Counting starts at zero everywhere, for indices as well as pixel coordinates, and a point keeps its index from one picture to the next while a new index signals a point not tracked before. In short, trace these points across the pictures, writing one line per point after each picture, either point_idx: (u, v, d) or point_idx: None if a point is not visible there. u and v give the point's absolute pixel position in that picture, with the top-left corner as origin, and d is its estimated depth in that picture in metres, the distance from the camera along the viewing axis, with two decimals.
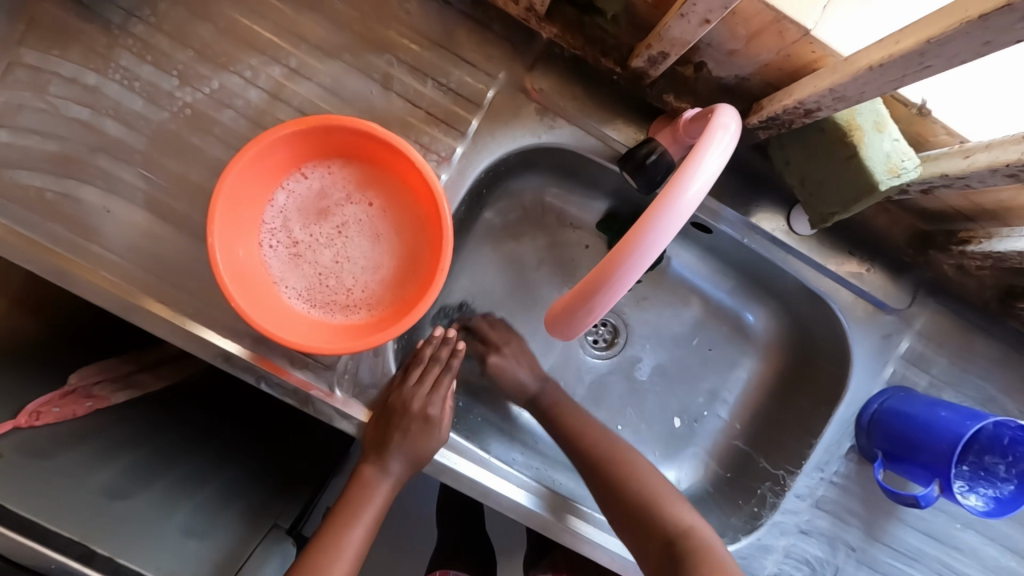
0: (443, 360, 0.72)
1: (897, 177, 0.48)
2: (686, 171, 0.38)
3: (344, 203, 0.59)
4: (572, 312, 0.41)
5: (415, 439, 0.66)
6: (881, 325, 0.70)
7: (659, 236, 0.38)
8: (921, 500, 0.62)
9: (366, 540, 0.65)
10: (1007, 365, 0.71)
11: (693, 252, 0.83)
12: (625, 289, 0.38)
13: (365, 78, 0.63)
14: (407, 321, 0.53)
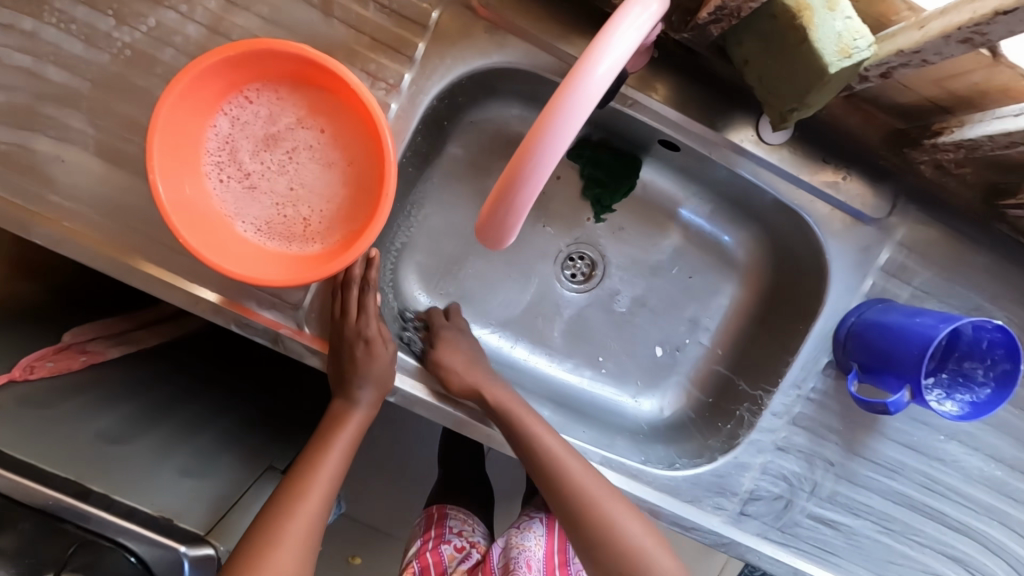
0: (365, 281, 0.67)
1: (849, 58, 0.43)
2: (591, 54, 0.35)
3: (294, 129, 0.59)
4: (501, 213, 0.39)
5: (364, 365, 0.65)
6: (859, 236, 0.68)
7: (567, 122, 0.36)
8: (890, 406, 0.60)
9: (339, 465, 0.66)
10: (994, 272, 0.68)
11: (667, 177, 0.80)
12: (537, 188, 0.37)
13: (304, 4, 0.61)
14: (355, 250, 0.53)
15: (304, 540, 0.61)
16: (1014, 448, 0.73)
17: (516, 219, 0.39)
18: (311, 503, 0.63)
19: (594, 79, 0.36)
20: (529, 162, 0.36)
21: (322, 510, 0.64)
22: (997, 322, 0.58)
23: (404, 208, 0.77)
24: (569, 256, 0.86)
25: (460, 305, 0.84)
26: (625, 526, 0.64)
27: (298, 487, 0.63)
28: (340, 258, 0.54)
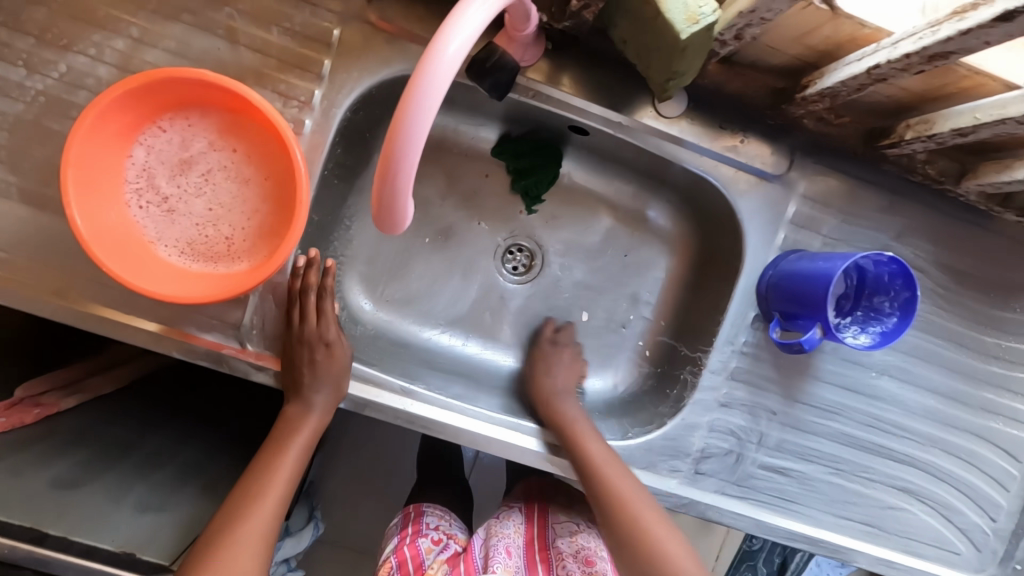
0: (313, 286, 0.69)
1: (697, 24, 0.46)
2: (443, 31, 0.37)
3: (206, 152, 0.62)
4: (389, 198, 0.41)
5: (320, 370, 0.67)
6: (766, 193, 0.72)
7: (426, 101, 0.38)
8: (805, 345, 0.65)
9: (294, 469, 0.67)
10: (896, 212, 0.73)
11: (589, 162, 0.84)
12: (411, 168, 0.39)
13: (210, 36, 0.63)
14: (274, 262, 0.56)
15: (258, 544, 0.61)
16: (945, 376, 0.76)
17: (404, 201, 0.42)
18: (266, 507, 0.63)
19: (449, 55, 0.38)
20: (396, 145, 0.38)
21: (276, 515, 0.64)
22: (891, 255, 0.62)
23: (339, 221, 0.79)
24: (509, 250, 0.88)
25: (409, 308, 0.85)
26: (618, 470, 0.68)
27: (252, 492, 0.64)
28: (264, 270, 0.57)
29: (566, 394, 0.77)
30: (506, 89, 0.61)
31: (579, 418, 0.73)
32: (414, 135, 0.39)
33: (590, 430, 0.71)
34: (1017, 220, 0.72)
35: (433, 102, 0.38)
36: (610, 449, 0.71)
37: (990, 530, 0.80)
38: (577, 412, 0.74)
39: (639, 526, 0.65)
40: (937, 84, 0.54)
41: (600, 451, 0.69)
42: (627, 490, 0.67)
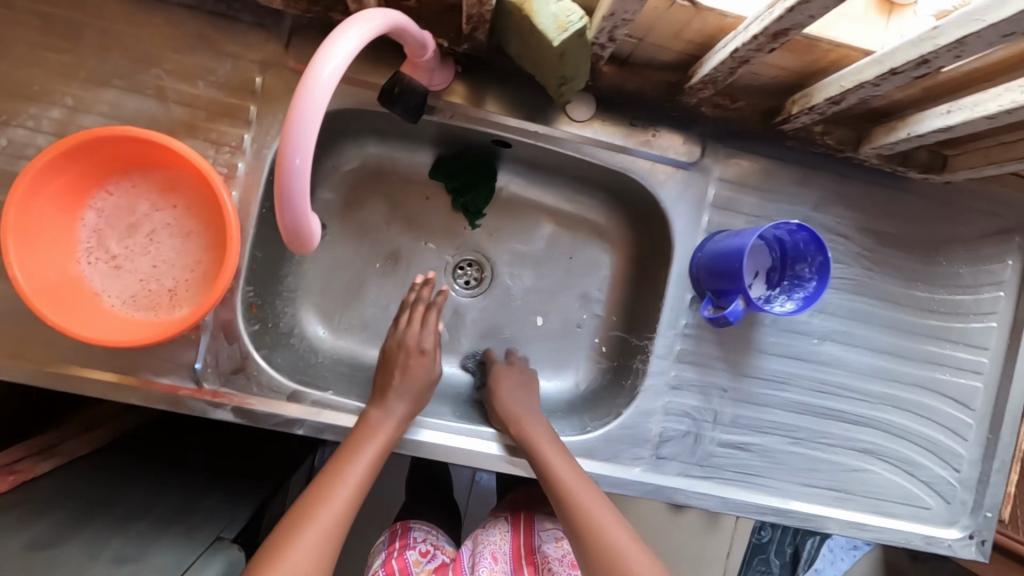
0: (427, 299, 0.80)
1: (567, 32, 0.51)
2: (318, 56, 0.41)
3: (151, 212, 0.65)
4: (292, 223, 0.44)
5: (409, 376, 0.72)
6: (684, 181, 0.76)
7: (307, 120, 0.41)
8: (729, 317, 0.69)
9: (365, 476, 0.65)
10: (811, 184, 0.76)
11: (523, 173, 0.88)
12: (306, 186, 0.42)
13: (141, 96, 0.67)
14: (212, 298, 0.59)
15: (320, 550, 0.59)
16: (884, 335, 0.79)
17: (308, 220, 0.45)
18: (330, 513, 0.61)
19: (325, 77, 0.42)
20: (286, 166, 0.41)
21: (343, 522, 0.61)
22: (797, 221, 0.66)
23: (287, 257, 0.82)
24: (459, 265, 0.91)
25: (366, 334, 0.88)
26: (582, 484, 0.67)
27: (320, 496, 0.62)
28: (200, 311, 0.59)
29: (530, 408, 0.75)
30: (418, 112, 0.65)
31: (542, 432, 0.72)
32: (298, 164, 0.42)
33: (551, 446, 0.70)
34: (923, 178, 0.75)
35: (315, 120, 0.42)
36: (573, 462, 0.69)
37: (955, 481, 0.81)
38: (542, 427, 0.72)
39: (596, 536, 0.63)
40: (810, 59, 0.58)
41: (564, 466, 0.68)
42: (589, 500, 0.65)
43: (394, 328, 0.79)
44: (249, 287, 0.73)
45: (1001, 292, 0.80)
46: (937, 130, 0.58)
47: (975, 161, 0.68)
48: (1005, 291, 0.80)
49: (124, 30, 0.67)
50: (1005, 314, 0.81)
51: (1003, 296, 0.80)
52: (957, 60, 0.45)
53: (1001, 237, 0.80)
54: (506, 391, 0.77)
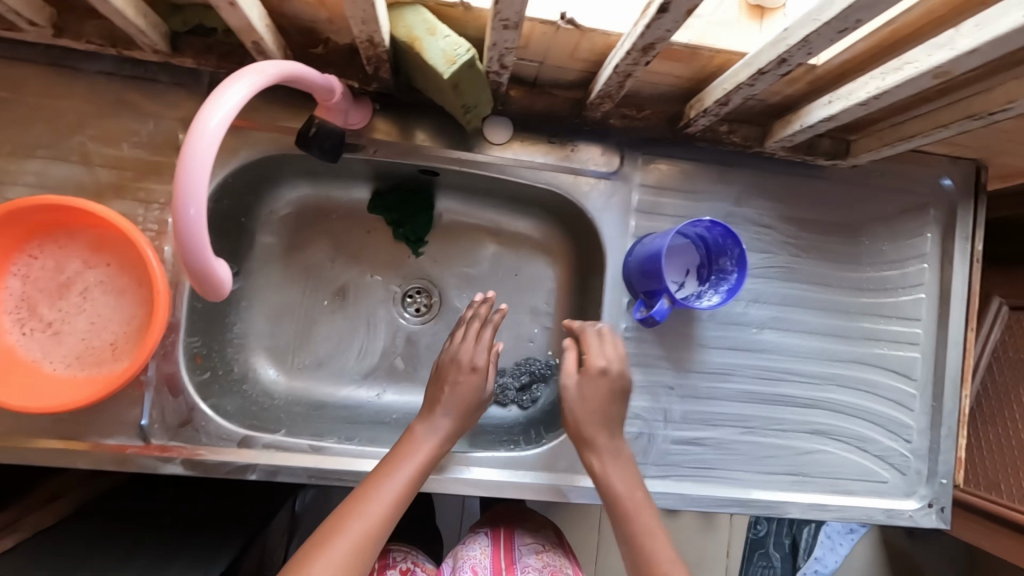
0: (484, 317, 0.76)
1: (456, 64, 0.54)
2: (205, 106, 0.43)
3: (82, 272, 0.66)
4: (199, 271, 0.46)
5: (460, 394, 0.71)
6: (608, 190, 0.78)
7: (195, 168, 0.43)
8: (656, 316, 0.72)
9: (403, 490, 0.64)
10: (729, 181, 0.79)
11: (459, 197, 0.90)
12: (203, 233, 0.44)
13: (67, 164, 0.69)
14: (149, 345, 0.61)
15: (351, 559, 0.58)
16: (818, 318, 0.82)
17: (213, 267, 0.47)
18: (365, 520, 0.60)
19: (213, 125, 0.44)
20: (178, 216, 0.43)
21: (377, 532, 0.60)
22: (710, 218, 0.69)
23: (232, 304, 0.83)
24: (408, 294, 0.92)
25: (320, 372, 0.88)
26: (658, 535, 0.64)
27: (355, 505, 0.61)
28: (136, 362, 0.60)
29: (614, 442, 0.70)
30: (335, 152, 0.68)
31: (625, 476, 0.68)
32: (194, 219, 0.44)
33: (634, 493, 0.67)
34: (833, 164, 0.79)
35: (205, 168, 0.43)
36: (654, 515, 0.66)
37: (907, 451, 0.83)
38: (622, 470, 0.68)
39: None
40: (697, 66, 0.62)
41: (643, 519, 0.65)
42: (658, 553, 0.62)
43: (449, 341, 0.76)
44: (193, 337, 0.74)
45: (925, 264, 0.84)
46: (823, 120, 0.62)
47: (872, 144, 0.71)
48: (928, 262, 0.84)
49: (44, 102, 0.68)
50: (932, 284, 0.84)
51: (927, 267, 0.84)
52: (810, 57, 0.48)
53: (917, 212, 0.83)
54: (586, 415, 0.69)
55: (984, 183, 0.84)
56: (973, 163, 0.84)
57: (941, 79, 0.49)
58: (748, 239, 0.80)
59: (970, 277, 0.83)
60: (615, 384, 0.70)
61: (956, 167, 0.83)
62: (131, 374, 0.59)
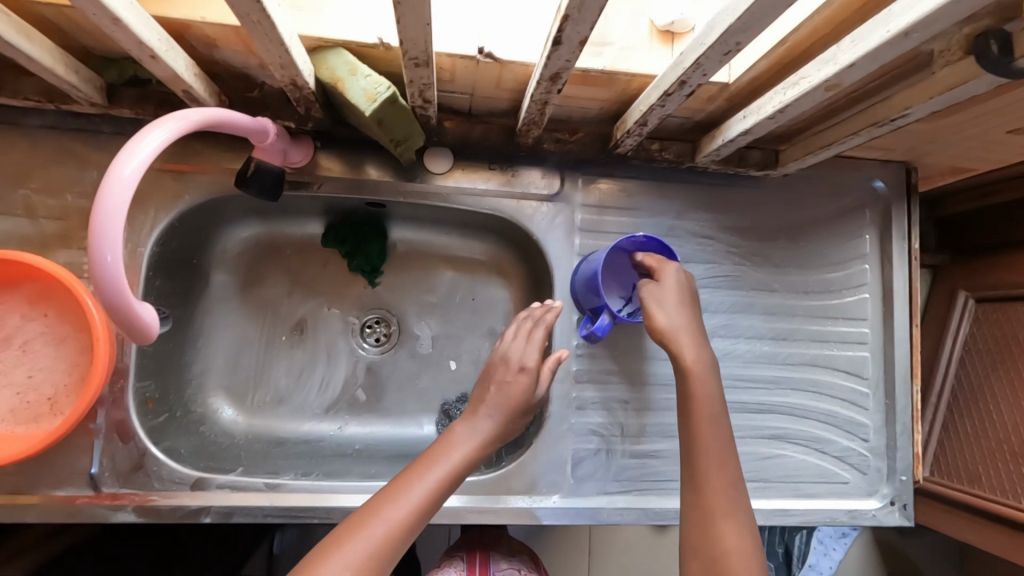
0: (539, 318, 0.74)
1: (376, 102, 0.57)
2: (118, 157, 0.46)
3: (21, 324, 0.66)
4: (123, 315, 0.49)
5: (509, 395, 0.69)
6: (551, 211, 0.80)
7: (108, 218, 0.46)
8: (597, 332, 0.71)
9: (435, 489, 0.60)
10: (668, 196, 0.82)
11: (411, 226, 0.91)
12: (122, 280, 0.47)
13: (10, 217, 0.70)
14: (87, 396, 0.62)
15: (373, 555, 0.53)
16: (766, 323, 0.83)
17: (136, 310, 0.50)
18: (396, 510, 0.56)
19: (126, 175, 0.46)
20: (94, 265, 0.46)
21: (406, 528, 0.56)
22: (646, 234, 0.71)
23: (187, 346, 0.83)
24: (367, 324, 0.93)
25: (280, 408, 0.88)
26: (720, 449, 0.62)
27: (387, 497, 0.58)
28: (74, 414, 0.62)
29: (713, 411, 0.65)
30: (273, 190, 0.70)
31: (705, 385, 0.65)
32: (111, 265, 0.47)
33: (712, 411, 0.64)
34: (766, 174, 0.81)
35: (119, 216, 0.46)
36: (724, 434, 0.63)
37: (865, 451, 0.84)
38: (718, 452, 0.62)
39: (706, 515, 0.58)
40: (618, 90, 0.64)
41: (710, 436, 0.63)
42: (718, 476, 0.60)
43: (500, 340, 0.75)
44: (143, 381, 0.74)
45: (866, 265, 0.86)
46: (740, 134, 0.64)
47: (797, 154, 0.74)
48: (868, 262, 0.86)
49: None
50: (874, 283, 0.86)
51: (868, 267, 0.86)
52: (706, 78, 0.50)
53: (853, 215, 0.86)
54: (674, 313, 0.68)
55: (915, 184, 0.87)
56: (902, 165, 0.87)
57: (833, 91, 0.52)
58: (692, 250, 0.82)
59: (910, 274, 0.86)
60: (681, 297, 0.69)
61: (886, 171, 0.86)
62: (68, 426, 0.60)
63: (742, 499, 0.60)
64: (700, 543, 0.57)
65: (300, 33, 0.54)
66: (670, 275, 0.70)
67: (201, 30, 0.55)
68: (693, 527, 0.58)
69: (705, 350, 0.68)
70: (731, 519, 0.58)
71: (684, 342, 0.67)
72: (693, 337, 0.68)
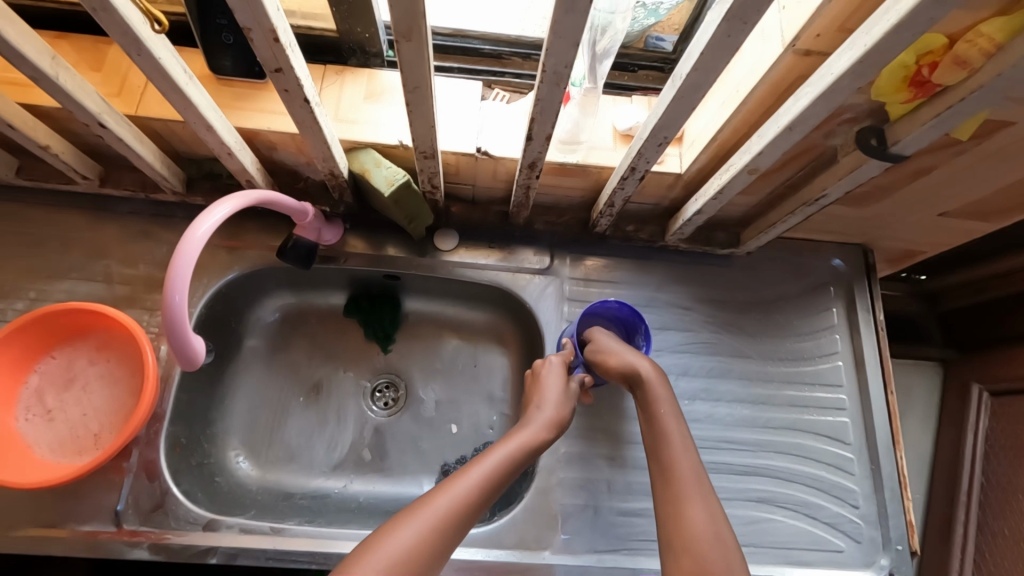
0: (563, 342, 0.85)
1: (394, 185, 0.72)
2: (196, 219, 0.61)
3: (87, 367, 0.79)
4: (180, 347, 0.62)
5: (558, 391, 0.76)
6: (542, 283, 0.92)
7: (181, 265, 0.59)
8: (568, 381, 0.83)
9: (495, 472, 0.65)
10: (647, 272, 0.93)
11: (422, 299, 1.03)
12: (183, 317, 0.60)
13: (91, 282, 0.85)
14: (122, 439, 0.71)
15: (436, 529, 0.58)
16: (745, 387, 0.89)
17: (191, 343, 0.63)
18: (450, 497, 0.61)
19: (200, 233, 0.60)
20: (165, 305, 0.59)
21: (467, 508, 0.61)
22: (614, 302, 0.85)
23: (214, 401, 0.92)
24: (378, 388, 1.01)
25: (291, 465, 0.94)
26: (681, 447, 0.66)
27: (441, 485, 0.62)
28: (108, 451, 0.71)
29: (678, 419, 0.69)
30: (306, 260, 0.84)
31: (659, 389, 0.71)
32: (177, 304, 0.60)
33: (668, 414, 0.69)
34: (732, 253, 0.93)
35: (188, 263, 0.60)
36: (685, 434, 0.68)
37: (857, 518, 0.84)
38: (687, 452, 0.66)
39: (676, 507, 0.62)
40: (591, 180, 0.79)
41: (671, 435, 0.68)
42: (683, 470, 0.64)
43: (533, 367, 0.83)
44: (175, 427, 0.83)
45: (836, 335, 0.93)
46: (694, 214, 0.77)
47: (752, 234, 0.86)
48: (838, 333, 0.93)
49: (81, 235, 0.86)
50: (846, 352, 0.92)
51: (838, 337, 0.93)
52: (650, 165, 0.64)
53: (819, 290, 0.95)
54: (617, 344, 0.77)
55: (873, 264, 0.97)
56: (859, 247, 0.97)
57: (755, 174, 0.65)
58: (670, 319, 0.91)
59: (879, 345, 0.92)
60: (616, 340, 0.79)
61: (844, 252, 0.97)
62: (100, 463, 0.69)
63: (707, 484, 0.64)
64: (674, 533, 0.60)
65: (340, 137, 0.72)
66: (599, 334, 0.80)
67: (266, 136, 0.73)
68: (668, 522, 0.61)
69: (652, 361, 0.74)
70: (700, 505, 0.61)
71: (634, 362, 0.73)
72: (640, 354, 0.75)
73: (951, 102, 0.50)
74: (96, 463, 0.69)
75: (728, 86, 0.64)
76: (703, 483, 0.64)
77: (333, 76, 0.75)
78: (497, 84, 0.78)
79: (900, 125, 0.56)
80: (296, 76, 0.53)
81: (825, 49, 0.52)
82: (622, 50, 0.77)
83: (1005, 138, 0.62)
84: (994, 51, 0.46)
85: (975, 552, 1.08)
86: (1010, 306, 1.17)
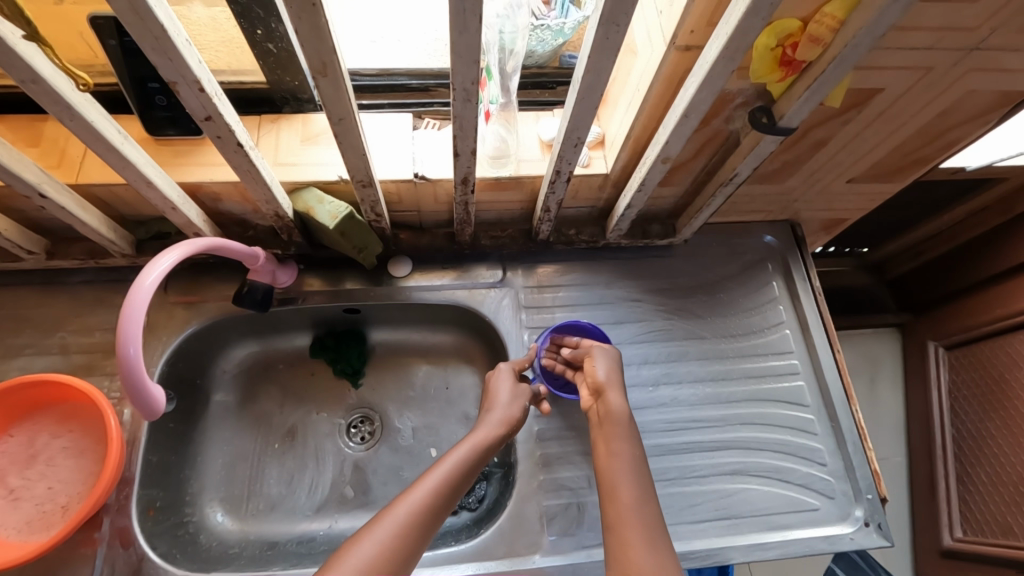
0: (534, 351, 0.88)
1: (337, 218, 0.75)
2: (144, 270, 0.62)
3: (49, 441, 0.78)
4: (143, 400, 0.64)
5: (508, 395, 0.80)
6: (497, 296, 0.95)
7: (133, 317, 0.60)
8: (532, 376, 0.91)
9: (456, 468, 0.69)
10: (596, 272, 0.97)
11: (385, 330, 1.04)
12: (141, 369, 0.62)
13: (48, 355, 0.84)
14: (88, 507, 0.70)
15: (400, 536, 0.61)
16: (702, 366, 0.93)
17: (151, 394, 0.65)
18: (412, 502, 0.64)
19: (148, 283, 0.62)
20: (121, 361, 0.61)
21: (431, 510, 0.64)
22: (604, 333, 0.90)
23: (187, 460, 0.91)
24: (353, 424, 1.00)
25: (273, 515, 0.92)
26: (633, 477, 0.69)
27: (401, 495, 0.65)
28: (72, 521, 0.70)
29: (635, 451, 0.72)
30: (263, 303, 0.86)
31: (618, 425, 0.73)
32: (133, 357, 0.61)
33: (625, 463, 0.70)
34: (671, 242, 0.98)
35: (140, 313, 0.61)
36: (642, 471, 0.70)
37: (826, 475, 0.88)
38: (638, 482, 0.68)
39: (620, 538, 0.63)
40: (527, 191, 0.84)
41: (624, 468, 0.70)
42: (632, 499, 0.66)
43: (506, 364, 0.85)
44: (147, 490, 0.82)
45: (780, 306, 0.99)
46: (626, 209, 0.82)
47: (684, 222, 0.91)
48: (781, 303, 0.99)
49: (33, 311, 0.86)
50: (791, 320, 0.98)
51: (782, 307, 0.99)
52: (573, 166, 0.69)
53: (757, 267, 1.01)
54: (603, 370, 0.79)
55: (803, 236, 1.03)
56: (788, 222, 1.04)
57: (669, 163, 0.70)
58: (623, 313, 0.95)
59: (821, 308, 0.97)
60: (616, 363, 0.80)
61: (775, 228, 1.03)
62: (66, 533, 0.68)
63: (654, 512, 0.65)
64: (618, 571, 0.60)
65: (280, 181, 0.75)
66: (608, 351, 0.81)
67: (209, 188, 0.76)
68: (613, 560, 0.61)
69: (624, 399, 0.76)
70: (647, 552, 0.60)
71: (611, 394, 0.76)
72: (617, 391, 0.77)
73: (814, 75, 0.56)
74: (62, 535, 0.68)
75: (632, 87, 0.70)
76: (652, 512, 0.65)
77: (269, 125, 0.79)
78: (427, 113, 0.83)
79: (783, 101, 0.62)
80: (226, 123, 0.56)
81: (702, 42, 0.58)
82: (539, 70, 0.83)
83: (879, 103, 0.69)
84: (838, 27, 0.53)
85: (961, 502, 1.13)
86: (947, 264, 1.23)
